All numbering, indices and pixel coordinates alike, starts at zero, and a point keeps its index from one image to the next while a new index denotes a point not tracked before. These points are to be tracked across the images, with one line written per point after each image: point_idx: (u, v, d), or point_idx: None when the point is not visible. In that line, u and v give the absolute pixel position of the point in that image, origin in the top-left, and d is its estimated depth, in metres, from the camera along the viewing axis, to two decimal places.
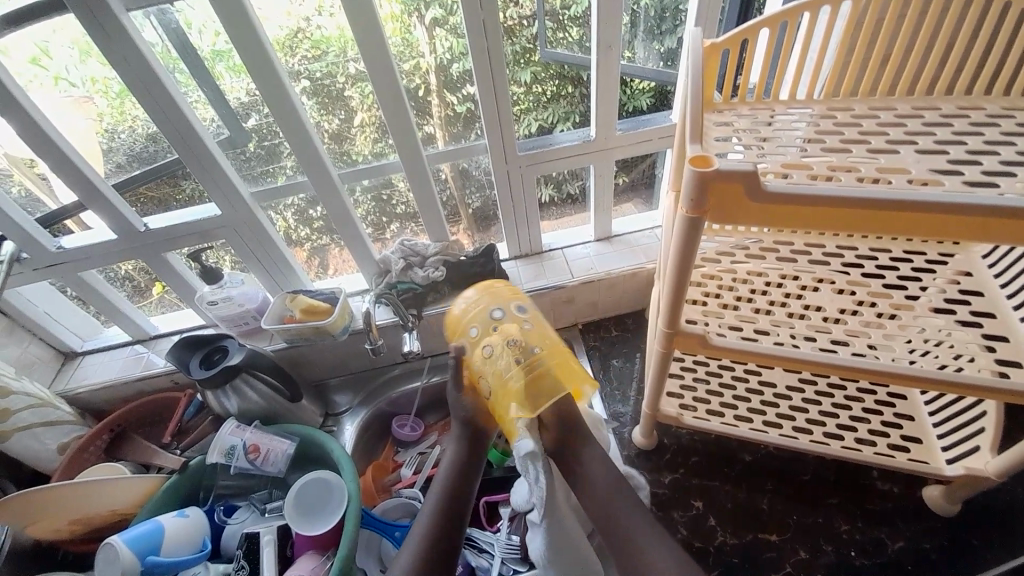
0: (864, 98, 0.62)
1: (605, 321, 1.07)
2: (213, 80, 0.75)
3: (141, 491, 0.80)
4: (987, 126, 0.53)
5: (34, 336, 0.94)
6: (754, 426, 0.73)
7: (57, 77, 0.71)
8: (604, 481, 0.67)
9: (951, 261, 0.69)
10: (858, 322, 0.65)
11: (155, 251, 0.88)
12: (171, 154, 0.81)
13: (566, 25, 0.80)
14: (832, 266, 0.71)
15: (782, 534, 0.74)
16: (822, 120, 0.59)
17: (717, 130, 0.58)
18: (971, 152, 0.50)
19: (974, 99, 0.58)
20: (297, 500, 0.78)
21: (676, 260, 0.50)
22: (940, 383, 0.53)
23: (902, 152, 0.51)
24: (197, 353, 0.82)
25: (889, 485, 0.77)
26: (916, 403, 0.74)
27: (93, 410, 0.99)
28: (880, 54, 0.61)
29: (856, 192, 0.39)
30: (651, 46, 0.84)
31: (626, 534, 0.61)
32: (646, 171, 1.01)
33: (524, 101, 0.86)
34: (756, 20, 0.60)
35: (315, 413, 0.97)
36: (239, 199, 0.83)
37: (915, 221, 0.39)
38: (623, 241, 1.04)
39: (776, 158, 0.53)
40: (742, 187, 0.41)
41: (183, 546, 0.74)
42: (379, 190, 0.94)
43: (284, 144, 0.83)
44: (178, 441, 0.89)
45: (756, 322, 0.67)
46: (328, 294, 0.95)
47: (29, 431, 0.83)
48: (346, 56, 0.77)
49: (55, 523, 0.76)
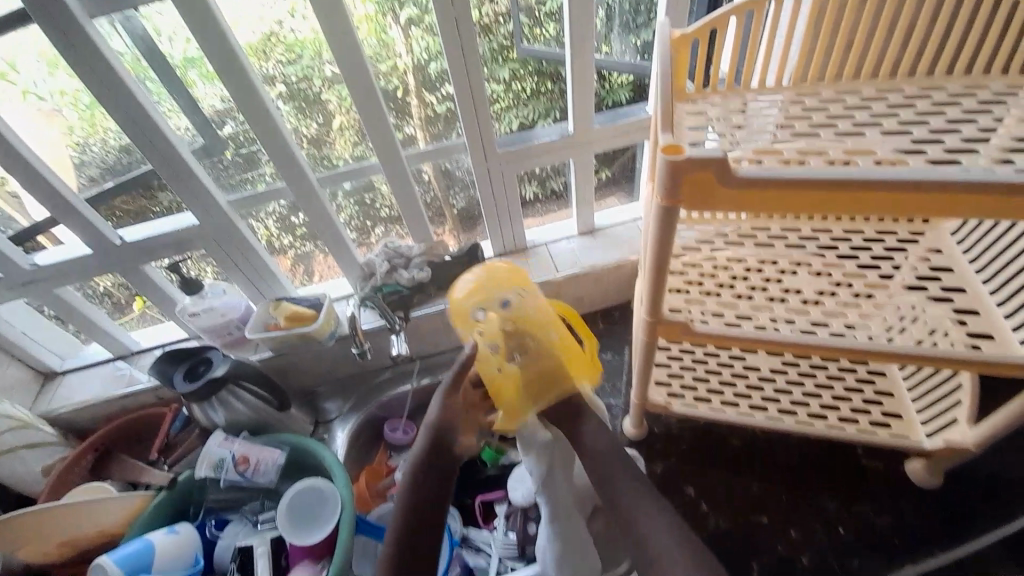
0: (832, 82, 0.63)
1: (593, 314, 1.08)
2: (186, 88, 0.73)
3: (129, 509, 0.78)
4: (950, 105, 0.55)
5: (12, 357, 0.92)
6: (741, 410, 0.74)
7: (24, 91, 0.70)
8: (605, 461, 0.60)
9: (923, 239, 0.71)
10: (836, 303, 0.67)
11: (133, 265, 0.86)
12: (144, 164, 0.79)
13: (543, 21, 0.80)
14: (809, 249, 0.72)
15: (772, 516, 0.75)
16: (791, 106, 0.59)
17: (690, 119, 0.59)
18: (936, 131, 0.51)
19: (937, 79, 0.59)
20: (289, 510, 0.77)
21: (655, 249, 0.50)
22: (916, 358, 0.54)
23: (869, 134, 0.52)
24: (180, 366, 0.80)
25: (874, 461, 0.78)
26: (896, 380, 0.76)
27: (77, 431, 0.97)
28: (844, 41, 0.63)
29: (824, 175, 0.40)
30: (627, 40, 0.86)
31: (630, 517, 0.54)
32: (627, 163, 1.02)
33: (503, 99, 0.86)
34: (725, 8, 0.60)
35: (305, 421, 0.96)
36: (217, 208, 0.82)
37: (882, 201, 0.40)
38: (607, 234, 1.05)
39: (749, 145, 0.54)
40: (713, 174, 0.41)
41: (175, 562, 0.73)
42: (361, 195, 0.94)
43: (261, 151, 0.82)
44: (167, 456, 0.87)
45: (738, 307, 0.68)
46: (312, 300, 0.93)
47: (11, 455, 0.81)
48: (321, 59, 0.76)
49: (43, 546, 0.75)
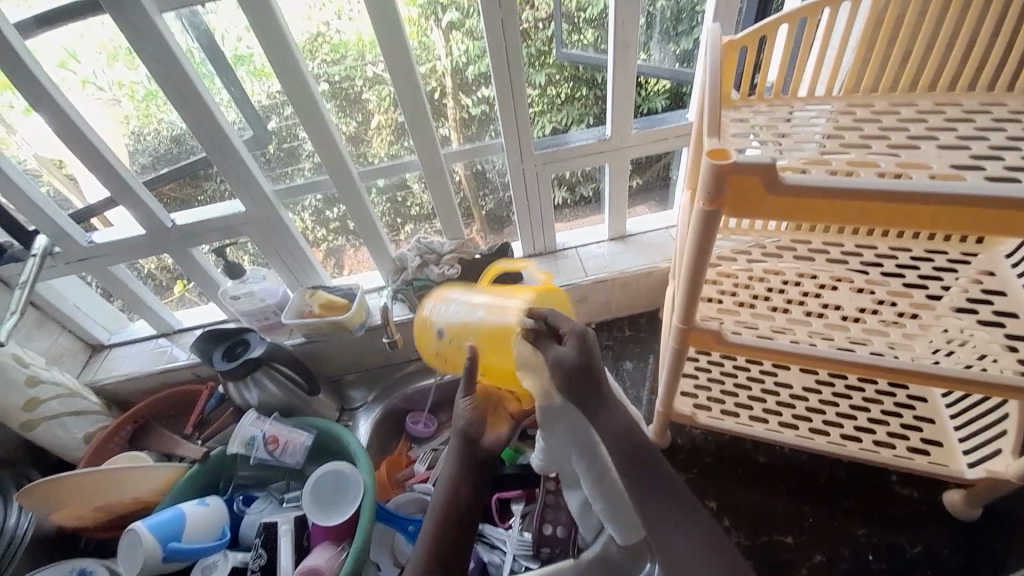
0: (884, 94, 0.62)
1: (619, 321, 1.07)
2: (236, 83, 0.77)
3: (163, 478, 0.82)
4: (1010, 122, 0.52)
5: (63, 328, 0.98)
6: (769, 426, 0.73)
7: (85, 80, 0.74)
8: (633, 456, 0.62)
9: (975, 260, 0.68)
10: (878, 322, 0.65)
11: (181, 247, 0.90)
12: (194, 154, 0.83)
13: (582, 27, 0.81)
14: (851, 265, 0.71)
15: (797, 536, 0.73)
16: (841, 117, 0.58)
17: (734, 126, 0.58)
18: (995, 148, 0.49)
19: (996, 96, 0.57)
20: (314, 492, 0.79)
21: (692, 254, 0.50)
22: (962, 382, 0.52)
23: (923, 148, 0.51)
24: (219, 346, 0.84)
25: (909, 489, 0.75)
26: (937, 405, 0.73)
27: (119, 402, 1.02)
28: (901, 52, 0.61)
29: (874, 185, 0.39)
30: (667, 48, 0.85)
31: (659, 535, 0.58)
32: (661, 171, 1.01)
33: (538, 103, 0.87)
34: (775, 16, 0.60)
35: (331, 407, 0.98)
36: (263, 198, 0.85)
37: (935, 215, 0.39)
38: (637, 241, 1.04)
39: (796, 154, 0.53)
40: (761, 180, 0.41)
41: (204, 534, 0.77)
42: (395, 192, 0.96)
43: (304, 146, 0.85)
44: (200, 432, 0.91)
45: (773, 321, 0.66)
46: (345, 290, 0.97)
47: (56, 420, 0.85)
48: (365, 59, 0.78)
49: (79, 510, 0.78)
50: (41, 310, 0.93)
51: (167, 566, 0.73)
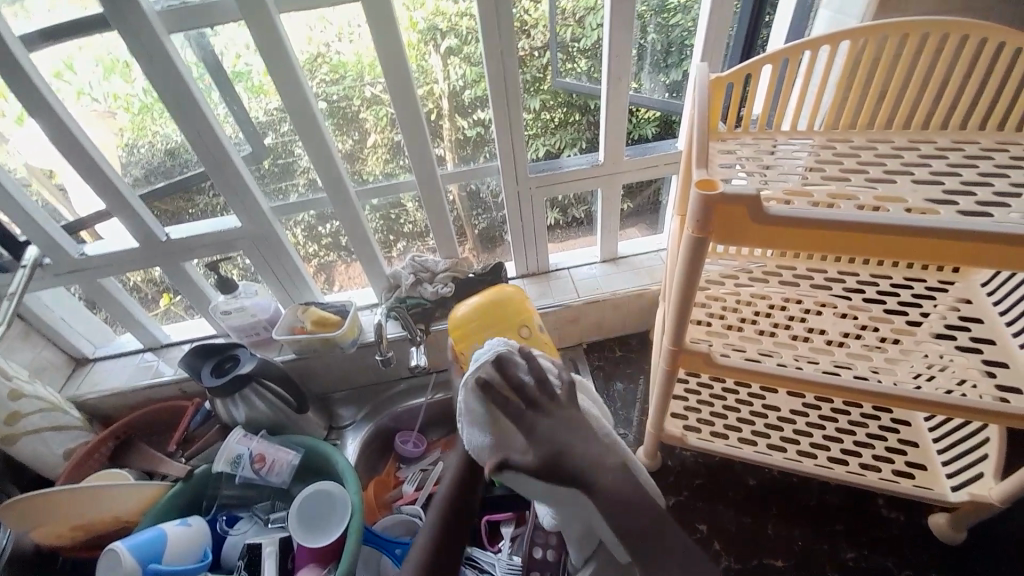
0: (862, 131, 0.65)
1: (609, 341, 1.09)
2: (236, 99, 0.79)
3: (144, 498, 0.80)
4: (981, 159, 0.56)
5: (48, 341, 0.96)
6: (758, 448, 0.74)
7: (79, 92, 0.74)
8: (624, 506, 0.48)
9: (951, 288, 0.71)
10: (860, 347, 0.67)
11: (174, 260, 0.90)
12: (188, 169, 0.84)
13: (575, 56, 0.84)
14: (834, 291, 0.74)
15: (787, 559, 0.74)
16: (822, 150, 0.61)
17: (722, 156, 0.61)
18: (967, 183, 0.52)
19: (968, 134, 0.60)
20: (301, 512, 0.78)
21: (681, 276, 0.51)
22: (940, 407, 0.54)
23: (899, 181, 0.54)
24: (208, 361, 0.83)
25: (895, 513, 0.76)
26: (920, 429, 0.74)
27: (101, 417, 0.99)
28: (877, 93, 0.65)
29: (852, 218, 0.41)
30: (657, 78, 0.88)
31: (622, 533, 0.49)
32: (651, 197, 1.04)
33: (532, 127, 0.89)
34: (759, 56, 0.63)
35: (320, 424, 0.97)
36: (259, 212, 0.86)
37: (910, 246, 0.41)
38: (628, 263, 1.07)
39: (779, 185, 0.55)
40: (746, 209, 0.43)
41: (184, 555, 0.74)
42: (388, 210, 0.97)
43: (299, 162, 0.86)
44: (184, 449, 0.90)
45: (760, 344, 0.68)
46: (338, 306, 0.97)
47: (37, 435, 0.83)
48: (363, 80, 0.80)
49: (57, 529, 0.76)
50: (26, 320, 0.92)
51: None
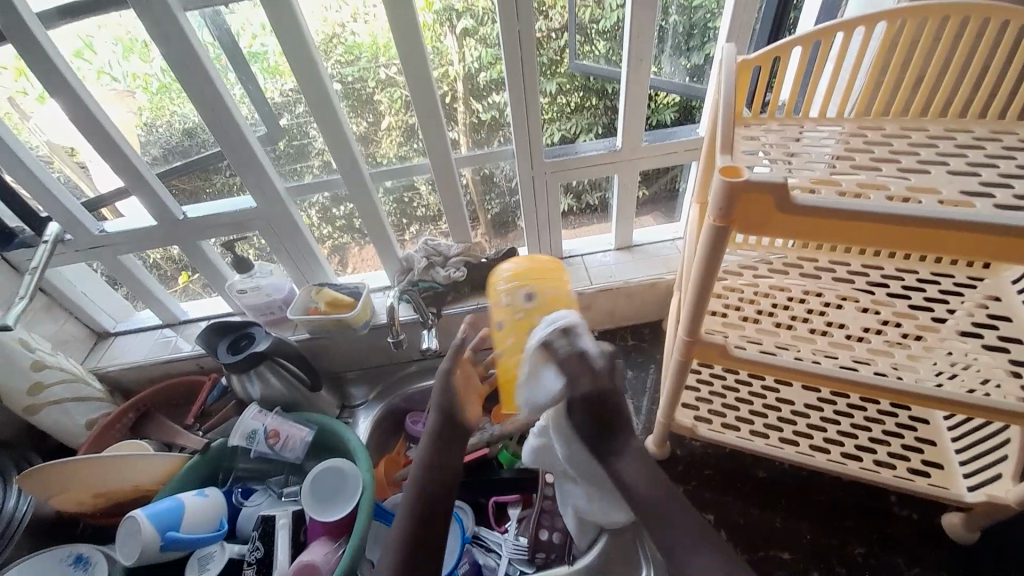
0: (894, 118, 0.62)
1: (621, 330, 1.08)
2: (251, 80, 0.78)
3: (163, 469, 0.82)
4: (1020, 150, 0.53)
5: (70, 315, 0.98)
6: (770, 441, 0.73)
7: (100, 71, 0.75)
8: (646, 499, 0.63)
9: (979, 285, 0.69)
10: (882, 342, 0.66)
11: (191, 239, 0.91)
12: (205, 149, 0.84)
13: (594, 38, 0.82)
14: (856, 285, 0.72)
15: (795, 553, 0.73)
16: (851, 138, 0.59)
17: (745, 143, 0.59)
18: (1004, 175, 0.50)
19: (1006, 123, 0.58)
20: (313, 486, 0.79)
21: (699, 267, 0.50)
22: (964, 406, 0.53)
23: (932, 171, 0.51)
24: (225, 338, 0.85)
25: (907, 511, 0.76)
26: (938, 428, 0.73)
27: (122, 390, 1.02)
28: (912, 78, 0.62)
29: (882, 209, 0.40)
30: (678, 62, 0.86)
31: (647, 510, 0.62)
32: (668, 184, 1.02)
33: (549, 111, 0.88)
34: (788, 38, 0.60)
35: (332, 403, 0.99)
36: (275, 193, 0.86)
37: (942, 239, 0.40)
38: (642, 252, 1.05)
39: (805, 174, 0.53)
40: (770, 198, 0.42)
41: (202, 525, 0.77)
42: (402, 193, 0.97)
43: (314, 143, 0.86)
44: (201, 423, 0.93)
45: (777, 336, 0.67)
46: (351, 288, 0.98)
47: (61, 406, 0.86)
48: (378, 61, 0.79)
49: (79, 496, 0.79)
50: (49, 294, 0.94)
51: (164, 555, 0.73)
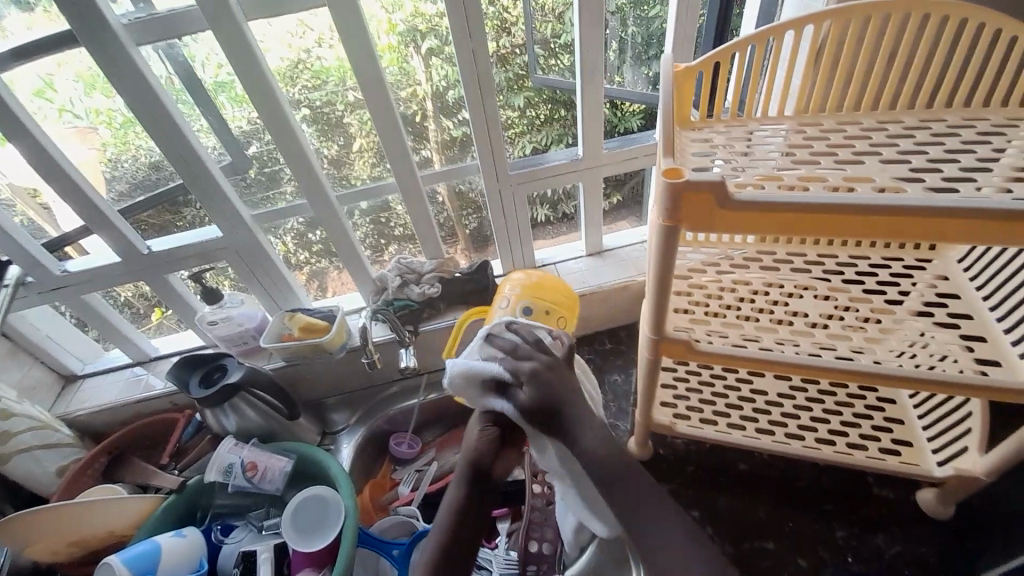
0: (833, 114, 0.65)
1: (600, 334, 1.09)
2: (215, 110, 0.79)
3: (138, 511, 0.80)
4: (949, 136, 0.56)
5: (36, 359, 0.95)
6: (747, 433, 0.75)
7: (62, 109, 0.74)
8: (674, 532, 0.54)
9: (929, 266, 0.72)
10: (842, 327, 0.67)
11: (158, 273, 0.90)
12: (171, 181, 0.84)
13: (558, 52, 0.84)
14: (814, 274, 0.74)
15: (779, 541, 0.74)
16: (794, 134, 0.62)
17: (696, 145, 0.61)
18: (933, 160, 0.53)
19: (935, 112, 0.61)
20: (293, 515, 0.78)
21: (657, 268, 0.52)
22: (922, 383, 0.54)
23: (866, 162, 0.54)
24: (196, 372, 0.83)
25: (886, 491, 0.77)
26: (904, 406, 0.75)
27: (94, 434, 0.99)
28: (845, 72, 0.65)
29: (816, 199, 0.42)
30: (638, 71, 0.89)
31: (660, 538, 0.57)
32: (636, 188, 1.05)
33: (517, 124, 0.90)
34: (729, 42, 0.63)
35: (312, 431, 0.97)
36: (241, 221, 0.86)
37: (872, 224, 0.42)
38: (614, 256, 1.07)
39: (752, 171, 0.55)
40: (712, 196, 0.43)
41: (181, 565, 0.75)
42: (378, 213, 0.97)
43: (284, 170, 0.86)
44: (178, 461, 0.90)
45: (743, 329, 0.68)
46: (325, 311, 0.97)
47: (28, 454, 0.83)
48: (345, 85, 0.80)
49: (53, 545, 0.76)
50: (13, 340, 0.91)
51: None
